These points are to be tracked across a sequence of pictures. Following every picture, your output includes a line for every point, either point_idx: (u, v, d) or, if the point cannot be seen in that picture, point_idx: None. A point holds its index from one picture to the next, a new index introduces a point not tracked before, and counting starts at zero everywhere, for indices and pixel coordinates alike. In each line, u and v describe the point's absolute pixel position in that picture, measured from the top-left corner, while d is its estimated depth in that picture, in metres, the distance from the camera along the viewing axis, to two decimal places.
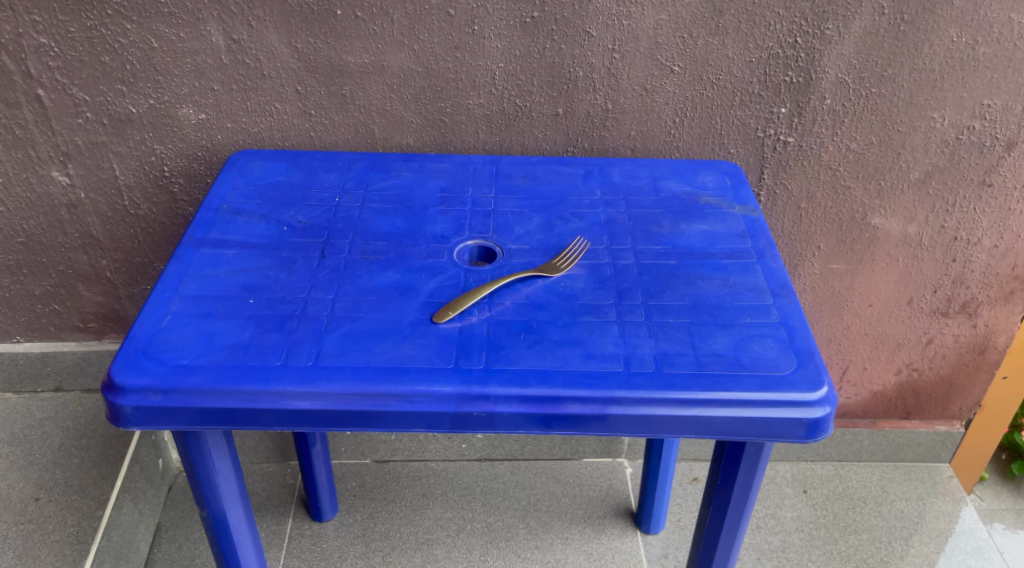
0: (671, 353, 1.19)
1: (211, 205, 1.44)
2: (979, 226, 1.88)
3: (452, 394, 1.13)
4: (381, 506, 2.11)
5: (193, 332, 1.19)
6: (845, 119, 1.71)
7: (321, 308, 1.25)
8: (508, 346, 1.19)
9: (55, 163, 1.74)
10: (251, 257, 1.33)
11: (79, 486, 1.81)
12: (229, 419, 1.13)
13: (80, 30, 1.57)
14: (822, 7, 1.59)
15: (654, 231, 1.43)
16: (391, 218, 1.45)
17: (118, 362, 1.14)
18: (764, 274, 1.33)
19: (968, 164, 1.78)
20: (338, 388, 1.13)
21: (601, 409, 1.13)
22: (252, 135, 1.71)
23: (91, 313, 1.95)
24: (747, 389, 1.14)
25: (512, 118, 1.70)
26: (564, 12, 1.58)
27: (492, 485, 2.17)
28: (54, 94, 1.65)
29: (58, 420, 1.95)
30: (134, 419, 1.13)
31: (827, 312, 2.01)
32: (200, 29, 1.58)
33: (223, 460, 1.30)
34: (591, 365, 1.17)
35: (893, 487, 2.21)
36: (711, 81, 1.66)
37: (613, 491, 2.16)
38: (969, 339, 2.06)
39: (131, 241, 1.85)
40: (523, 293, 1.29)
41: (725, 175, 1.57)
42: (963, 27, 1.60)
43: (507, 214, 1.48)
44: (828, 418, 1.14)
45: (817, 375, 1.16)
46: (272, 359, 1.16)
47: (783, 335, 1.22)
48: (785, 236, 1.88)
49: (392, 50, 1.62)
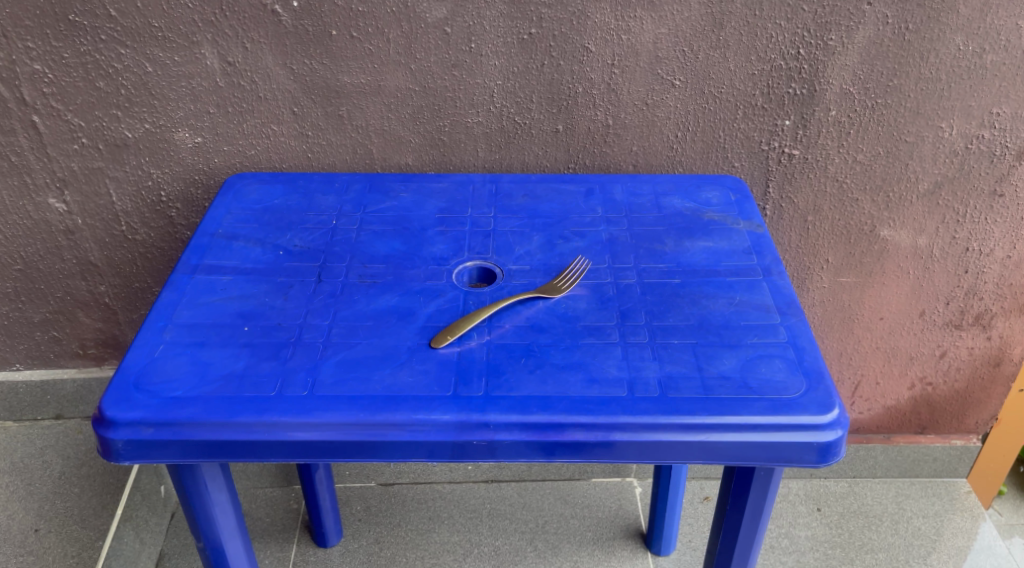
0: (676, 376, 1.15)
1: (206, 230, 1.42)
2: (992, 236, 1.84)
3: (451, 423, 1.10)
4: (386, 531, 2.07)
5: (186, 363, 1.17)
6: (851, 130, 1.68)
7: (317, 335, 1.22)
8: (509, 371, 1.16)
9: (52, 190, 1.72)
10: (247, 282, 1.31)
11: (79, 516, 1.78)
12: (223, 451, 1.10)
13: (74, 56, 1.56)
14: (825, 18, 1.56)
15: (657, 249, 1.40)
16: (389, 240, 1.42)
17: (110, 394, 1.12)
18: (770, 291, 1.30)
19: (979, 173, 1.74)
20: (335, 417, 1.10)
21: (606, 435, 1.10)
22: (249, 157, 1.69)
23: (91, 340, 1.93)
24: (755, 412, 1.10)
25: (511, 135, 1.68)
26: (562, 28, 1.56)
27: (500, 507, 2.14)
28: (49, 120, 1.63)
29: (59, 449, 1.93)
30: (126, 454, 1.10)
31: (837, 326, 1.97)
32: (195, 52, 1.57)
33: (220, 492, 1.28)
34: (594, 390, 1.13)
35: (910, 504, 2.16)
36: (713, 94, 1.63)
37: (622, 512, 2.12)
38: (983, 351, 2.02)
39: (129, 267, 1.83)
40: (524, 315, 1.26)
41: (729, 191, 1.54)
42: (970, 35, 1.57)
43: (507, 234, 1.45)
44: (840, 441, 1.10)
45: (827, 397, 1.12)
46: (267, 389, 1.13)
47: (792, 356, 1.18)
48: (792, 250, 1.85)
49: (389, 69, 1.60)
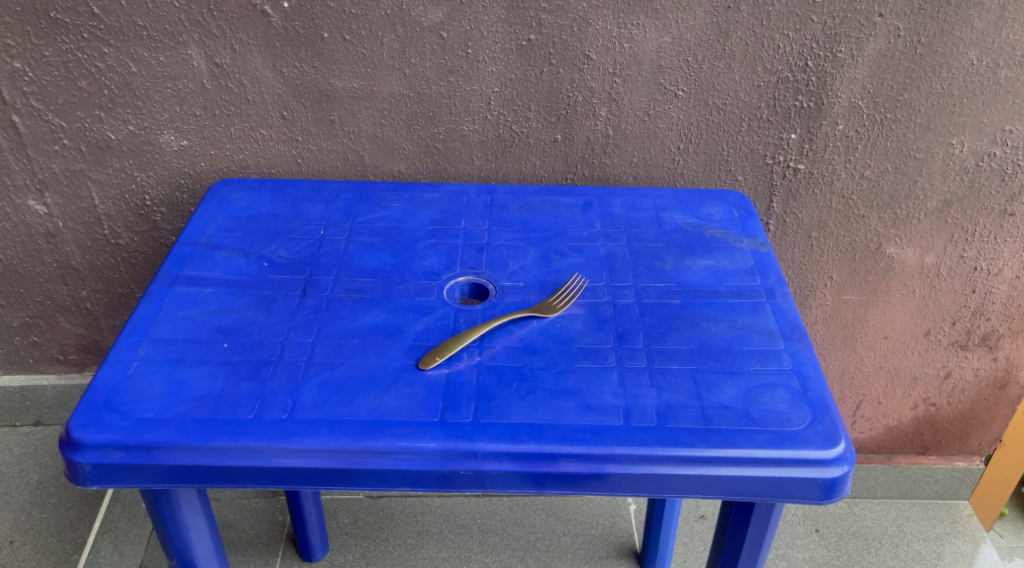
0: (674, 405, 1.10)
1: (188, 238, 1.37)
2: (1000, 256, 1.79)
3: (437, 451, 1.04)
4: (373, 545, 2.02)
5: (162, 381, 1.11)
6: (858, 145, 1.63)
7: (299, 353, 1.16)
8: (500, 397, 1.10)
9: (32, 192, 1.67)
10: (229, 295, 1.26)
11: (56, 528, 1.75)
12: (198, 476, 1.05)
13: (55, 54, 1.50)
14: (835, 29, 1.50)
15: (657, 267, 1.35)
16: (379, 253, 1.37)
17: (79, 414, 1.06)
18: (774, 314, 1.24)
19: (989, 192, 1.69)
20: (315, 443, 1.05)
21: (600, 467, 1.05)
22: (237, 162, 1.63)
23: (72, 345, 1.87)
24: (757, 446, 1.05)
25: (508, 143, 1.62)
26: (562, 35, 1.51)
27: (490, 523, 2.08)
28: (29, 120, 1.58)
29: (37, 457, 1.90)
30: (94, 478, 1.04)
31: (840, 344, 1.92)
32: (181, 52, 1.51)
33: (196, 515, 1.22)
34: (588, 418, 1.08)
35: (910, 526, 2.10)
36: (717, 105, 1.58)
37: (616, 530, 2.06)
38: (989, 372, 1.97)
39: (112, 271, 1.77)
40: (516, 336, 1.20)
41: (732, 207, 1.49)
42: (983, 50, 1.52)
43: (501, 248, 1.39)
44: (845, 478, 1.05)
45: (833, 430, 1.07)
46: (245, 411, 1.08)
47: (797, 386, 1.13)
48: (795, 267, 1.80)
49: (382, 74, 1.54)
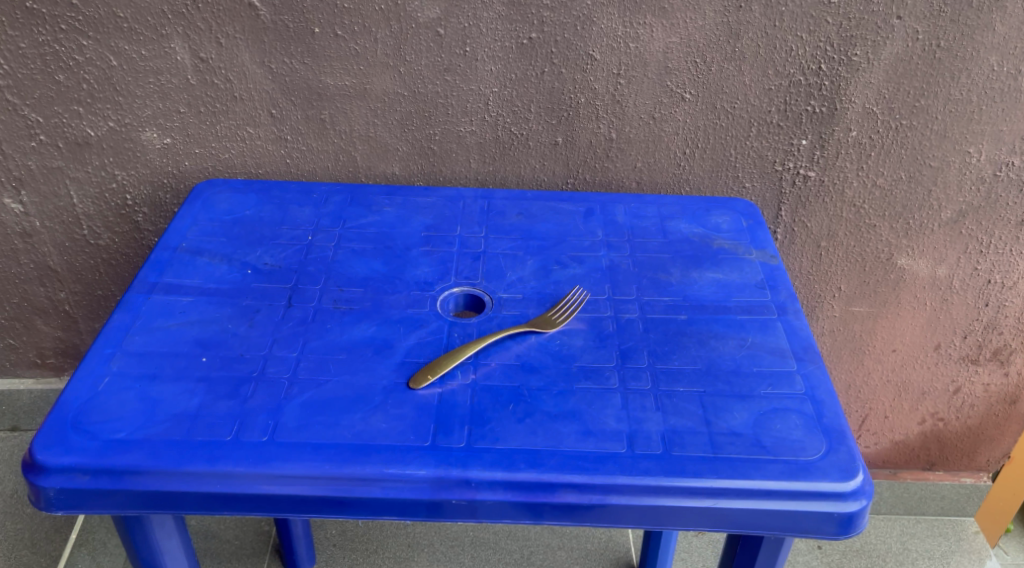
0: (681, 431, 1.03)
1: (168, 243, 1.30)
2: (1016, 268, 1.72)
3: (428, 479, 0.98)
4: (361, 558, 1.96)
5: (134, 398, 1.04)
6: (871, 153, 1.56)
7: (282, 369, 1.09)
8: (495, 420, 1.04)
9: (7, 190, 1.60)
10: (209, 305, 1.18)
11: (30, 540, 1.72)
12: (170, 503, 0.98)
13: (31, 46, 1.43)
14: (850, 31, 1.43)
15: (662, 279, 1.28)
16: (369, 260, 1.30)
17: (44, 434, 0.99)
18: (786, 333, 1.18)
19: (1006, 203, 1.63)
20: (298, 469, 0.98)
21: (601, 498, 0.98)
22: (223, 161, 1.56)
23: (50, 349, 1.81)
24: (769, 477, 0.98)
25: (507, 146, 1.55)
26: (565, 34, 1.44)
27: (482, 535, 2.01)
28: (4, 115, 1.50)
29: (12, 464, 1.86)
30: (59, 503, 0.97)
31: (847, 357, 1.86)
32: (164, 46, 1.43)
33: (170, 538, 1.15)
34: (589, 445, 1.01)
35: (916, 544, 2.03)
36: (726, 109, 1.51)
37: (612, 544, 2.00)
38: (999, 388, 1.91)
39: (91, 273, 1.70)
40: (513, 352, 1.13)
41: (741, 216, 1.42)
42: (1004, 55, 1.45)
43: (499, 257, 1.32)
44: (863, 512, 0.98)
45: (849, 461, 1.00)
46: (222, 433, 1.01)
47: (810, 411, 1.06)
48: (802, 277, 1.73)
49: (375, 72, 1.47)
